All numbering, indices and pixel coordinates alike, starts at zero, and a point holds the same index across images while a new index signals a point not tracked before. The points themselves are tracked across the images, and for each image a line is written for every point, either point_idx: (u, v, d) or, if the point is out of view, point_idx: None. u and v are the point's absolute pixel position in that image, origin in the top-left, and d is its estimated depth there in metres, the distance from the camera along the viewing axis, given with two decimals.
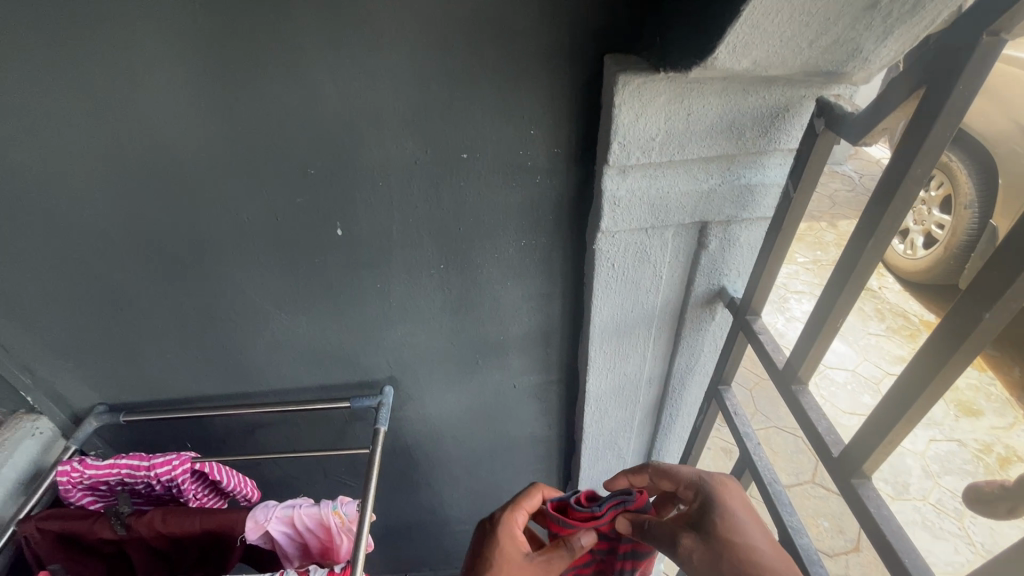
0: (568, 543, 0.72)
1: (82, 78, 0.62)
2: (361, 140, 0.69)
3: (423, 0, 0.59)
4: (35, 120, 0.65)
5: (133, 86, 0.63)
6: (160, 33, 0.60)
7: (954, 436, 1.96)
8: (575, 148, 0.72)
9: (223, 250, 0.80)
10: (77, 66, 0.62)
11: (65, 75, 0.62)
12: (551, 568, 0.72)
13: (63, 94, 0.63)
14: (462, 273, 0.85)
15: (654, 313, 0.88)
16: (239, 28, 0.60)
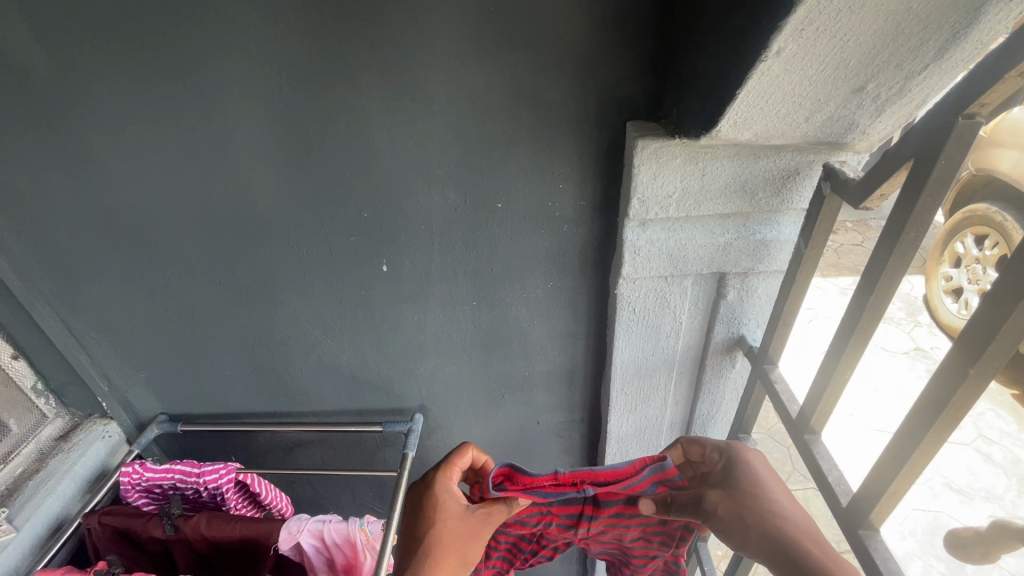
0: (509, 500, 0.70)
1: (184, 134, 0.75)
2: (409, 190, 0.79)
3: (469, 75, 0.68)
4: (144, 167, 0.79)
5: (224, 140, 0.75)
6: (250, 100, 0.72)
7: (1016, 513, 1.82)
8: (600, 201, 0.79)
9: (283, 280, 0.90)
10: (182, 124, 0.74)
11: (172, 132, 0.75)
12: (493, 519, 0.70)
13: (168, 147, 0.76)
14: (492, 310, 0.92)
15: (674, 357, 0.91)
16: (313, 95, 0.71)
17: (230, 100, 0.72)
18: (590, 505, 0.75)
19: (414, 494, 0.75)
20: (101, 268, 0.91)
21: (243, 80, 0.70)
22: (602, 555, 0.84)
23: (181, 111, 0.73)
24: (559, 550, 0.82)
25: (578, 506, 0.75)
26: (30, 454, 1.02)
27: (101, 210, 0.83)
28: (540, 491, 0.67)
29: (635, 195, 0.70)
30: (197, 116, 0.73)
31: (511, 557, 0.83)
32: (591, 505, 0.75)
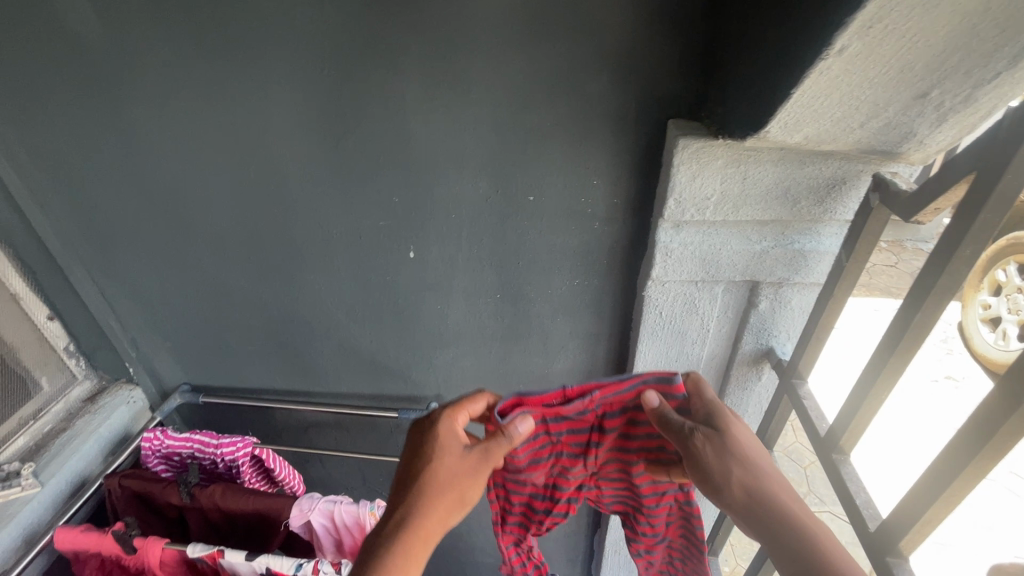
0: (508, 430, 0.61)
1: (225, 110, 0.76)
2: (442, 178, 0.78)
3: (510, 64, 0.67)
4: (184, 140, 0.80)
5: (263, 117, 0.76)
6: (290, 79, 0.72)
7: None
8: (634, 201, 0.77)
9: (311, 261, 0.91)
10: (223, 100, 0.75)
11: (213, 107, 0.76)
12: (490, 459, 0.62)
13: (209, 122, 0.77)
14: (516, 305, 0.91)
15: (698, 365, 0.89)
16: (353, 77, 0.71)
17: (272, 79, 0.72)
18: (596, 432, 0.65)
19: (414, 435, 0.66)
20: (138, 237, 0.93)
21: (286, 58, 0.70)
22: (617, 507, 0.72)
23: (224, 87, 0.74)
24: (575, 504, 0.69)
25: (586, 432, 0.65)
26: (59, 413, 1.05)
27: (141, 180, 0.85)
28: (546, 406, 0.63)
29: (671, 196, 0.69)
30: (239, 93, 0.74)
31: (526, 522, 0.71)
32: (600, 429, 0.65)
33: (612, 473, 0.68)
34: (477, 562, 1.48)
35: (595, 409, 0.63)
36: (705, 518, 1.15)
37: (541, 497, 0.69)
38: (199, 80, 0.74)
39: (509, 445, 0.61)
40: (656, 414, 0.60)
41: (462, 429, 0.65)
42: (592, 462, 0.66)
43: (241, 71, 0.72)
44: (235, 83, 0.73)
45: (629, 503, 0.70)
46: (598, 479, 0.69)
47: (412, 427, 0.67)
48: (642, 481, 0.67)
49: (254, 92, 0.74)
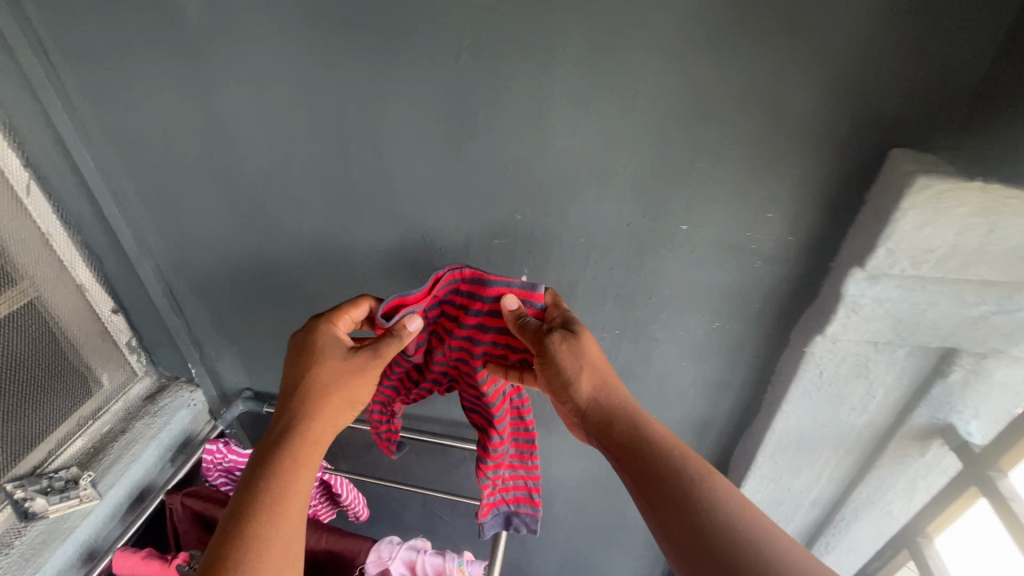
0: (398, 330, 0.65)
1: (334, 99, 0.64)
2: (578, 197, 0.66)
3: (699, 66, 0.54)
4: (280, 132, 0.69)
5: (378, 113, 0.64)
6: (417, 69, 0.60)
7: None
8: (814, 241, 0.63)
9: (406, 275, 0.80)
10: (334, 88, 0.64)
11: (320, 96, 0.65)
12: (369, 363, 0.66)
13: (313, 112, 0.66)
14: (636, 343, 0.79)
15: (850, 432, 0.75)
16: (495, 72, 0.58)
17: (396, 68, 0.60)
18: (478, 331, 0.68)
19: (293, 345, 0.69)
20: (216, 234, 0.84)
21: (416, 43, 0.58)
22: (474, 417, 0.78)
23: (337, 74, 0.62)
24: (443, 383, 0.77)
25: (469, 331, 0.69)
26: (118, 412, 0.98)
27: (228, 172, 0.75)
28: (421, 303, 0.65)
29: (884, 246, 0.55)
30: (354, 81, 0.63)
31: (398, 388, 0.77)
32: (451, 320, 0.69)
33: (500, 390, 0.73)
34: None
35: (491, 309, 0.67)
36: None
37: (411, 375, 0.76)
38: (308, 63, 0.62)
39: (401, 344, 0.65)
40: (513, 317, 0.66)
41: (344, 336, 0.69)
42: (448, 350, 0.71)
43: (359, 56, 0.60)
44: (351, 69, 0.62)
45: (481, 410, 0.76)
46: (461, 375, 0.74)
47: (292, 335, 0.69)
48: (487, 388, 0.71)
49: (371, 82, 0.62)
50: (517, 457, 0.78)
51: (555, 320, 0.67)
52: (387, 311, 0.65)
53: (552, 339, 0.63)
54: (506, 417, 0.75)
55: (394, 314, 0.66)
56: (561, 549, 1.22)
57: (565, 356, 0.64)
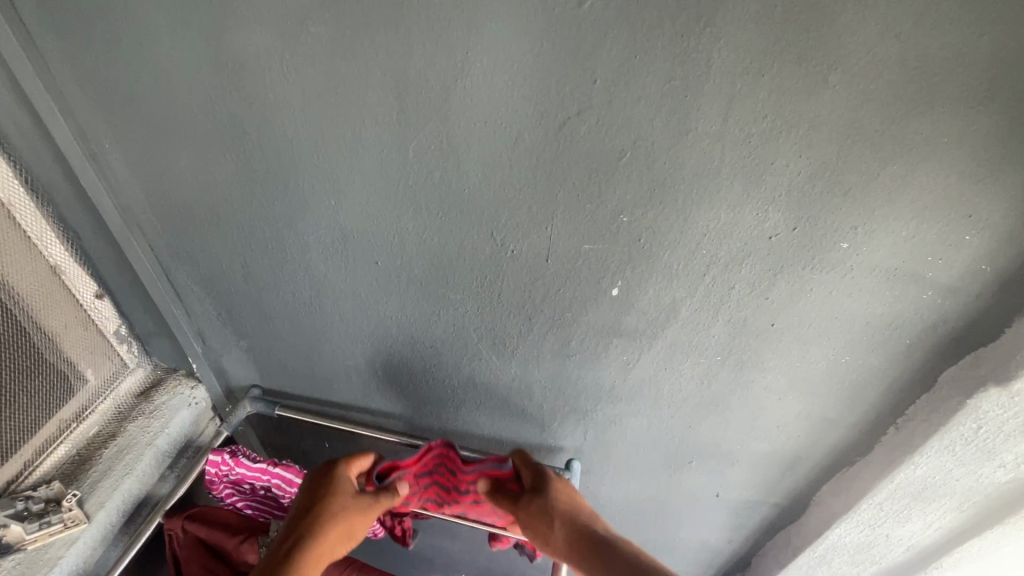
0: (388, 491, 0.66)
1: (399, 49, 0.48)
2: (711, 198, 0.51)
3: (932, 31, 0.39)
4: (321, 90, 0.53)
5: (458, 70, 0.48)
6: (522, 13, 0.44)
7: None
8: (1011, 272, 0.50)
9: (462, 279, 0.65)
10: (401, 34, 0.47)
11: (381, 44, 0.48)
12: (381, 502, 0.65)
13: (368, 65, 0.50)
14: (739, 372, 0.65)
15: (983, 488, 0.64)
16: (635, 23, 0.42)
17: (493, 10, 0.44)
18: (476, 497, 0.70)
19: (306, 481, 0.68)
20: (226, 213, 0.67)
21: None
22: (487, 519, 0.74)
23: (409, 15, 0.46)
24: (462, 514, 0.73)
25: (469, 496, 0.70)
26: (106, 412, 0.83)
27: (246, 138, 0.59)
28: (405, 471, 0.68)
29: None
30: (431, 26, 0.46)
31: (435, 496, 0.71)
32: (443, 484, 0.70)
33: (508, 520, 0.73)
34: None
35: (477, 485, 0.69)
36: None
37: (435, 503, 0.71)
38: None
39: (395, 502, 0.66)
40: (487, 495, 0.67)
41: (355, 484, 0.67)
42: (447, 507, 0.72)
43: None
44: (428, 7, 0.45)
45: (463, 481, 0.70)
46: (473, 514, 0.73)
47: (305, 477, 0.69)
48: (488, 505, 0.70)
49: (455, 27, 0.46)
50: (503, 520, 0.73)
51: (528, 483, 0.66)
52: (382, 470, 0.68)
53: (524, 508, 0.63)
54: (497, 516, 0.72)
55: (389, 473, 0.68)
56: None
57: (534, 522, 0.62)
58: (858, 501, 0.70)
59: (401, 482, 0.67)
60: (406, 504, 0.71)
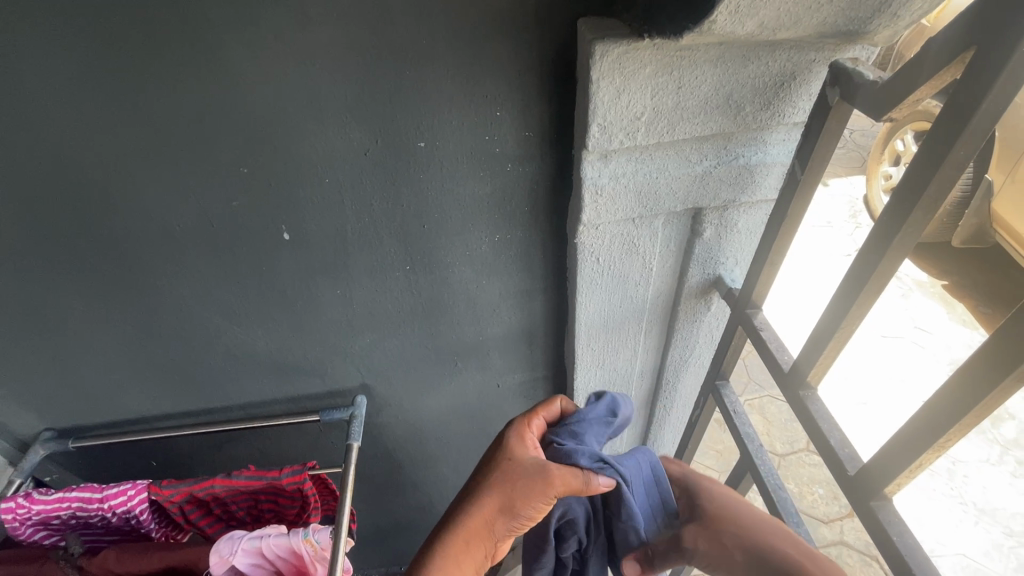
0: (203, 487, 0.82)
1: None
2: (304, 133, 0.61)
3: None
4: None
5: (7, 66, 0.54)
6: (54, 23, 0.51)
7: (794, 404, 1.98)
8: (548, 130, 0.63)
9: (158, 261, 0.72)
10: None
11: None
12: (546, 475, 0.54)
13: None
14: (431, 274, 0.77)
15: (643, 306, 0.80)
16: (151, 19, 0.52)
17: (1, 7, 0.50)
18: (268, 493, 0.84)
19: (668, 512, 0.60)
20: None
21: None
22: (259, 514, 0.88)
23: None
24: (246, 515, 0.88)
25: (257, 493, 0.84)
26: None
27: None
28: (213, 482, 0.82)
29: (595, 124, 0.55)
30: None
31: (225, 505, 0.86)
32: (235, 488, 0.83)
33: (275, 514, 0.88)
34: None
35: (265, 486, 0.83)
36: (664, 447, 1.14)
37: (225, 503, 0.85)
38: None
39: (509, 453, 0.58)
40: (276, 488, 0.82)
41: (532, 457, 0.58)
42: (239, 504, 0.86)
43: None
44: None
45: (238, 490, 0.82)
46: (259, 509, 0.87)
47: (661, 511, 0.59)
48: (265, 499, 0.85)
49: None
50: (274, 510, 0.87)
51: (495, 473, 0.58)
52: (202, 482, 0.82)
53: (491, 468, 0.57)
54: (266, 509, 0.87)
55: (204, 484, 0.82)
56: (454, 483, 1.28)
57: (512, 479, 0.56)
58: (574, 349, 0.85)
59: (206, 484, 0.82)
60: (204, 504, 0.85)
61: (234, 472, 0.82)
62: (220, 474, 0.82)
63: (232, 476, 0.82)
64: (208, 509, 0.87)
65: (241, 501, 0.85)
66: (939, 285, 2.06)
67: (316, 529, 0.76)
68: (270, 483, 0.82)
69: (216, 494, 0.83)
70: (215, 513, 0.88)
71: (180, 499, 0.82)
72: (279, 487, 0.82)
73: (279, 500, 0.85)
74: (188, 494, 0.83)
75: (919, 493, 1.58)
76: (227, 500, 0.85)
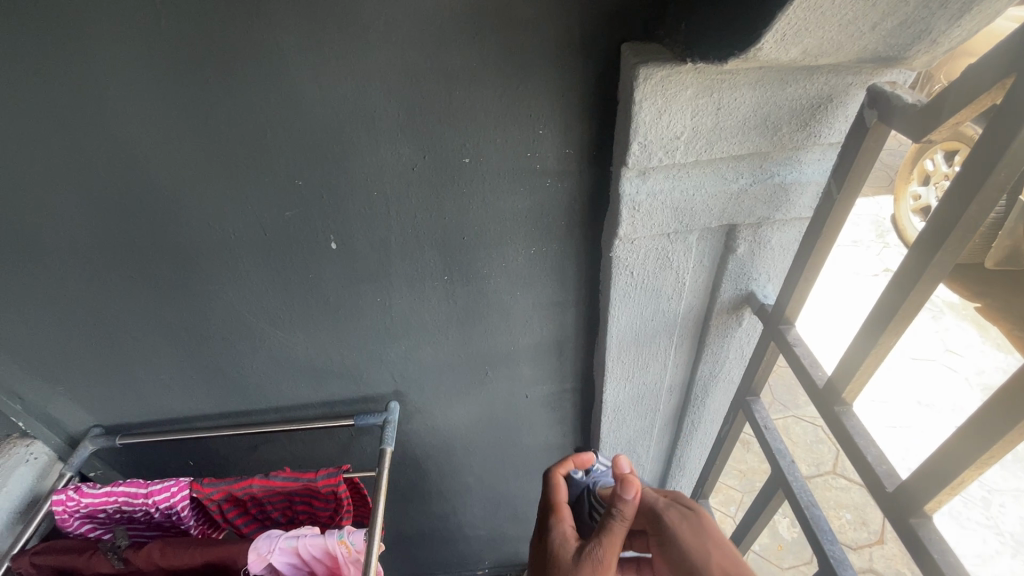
0: (241, 486, 0.84)
1: (60, 93, 0.59)
2: (357, 147, 0.64)
3: (420, 5, 0.54)
4: (18, 141, 0.63)
5: (95, 84, 0.58)
6: (138, 46, 0.56)
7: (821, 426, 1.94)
8: (589, 148, 0.66)
9: (212, 266, 0.76)
10: (55, 82, 0.58)
11: (49, 95, 0.59)
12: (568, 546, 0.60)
13: (43, 112, 0.60)
14: (468, 285, 0.80)
15: (674, 320, 0.81)
16: (224, 42, 0.56)
17: (93, 33, 0.55)
18: (303, 494, 0.87)
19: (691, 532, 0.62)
20: None
21: (126, 15, 0.54)
22: (293, 514, 0.90)
23: (49, 64, 0.57)
24: (280, 514, 0.91)
25: (292, 494, 0.87)
26: None
27: None
28: (251, 482, 0.85)
29: (635, 143, 0.57)
30: (76, 74, 0.58)
31: (261, 505, 0.88)
32: (272, 488, 0.85)
33: (308, 515, 0.90)
34: (466, 537, 1.47)
35: (300, 487, 0.85)
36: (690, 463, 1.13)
37: (261, 503, 0.88)
38: (18, 60, 0.56)
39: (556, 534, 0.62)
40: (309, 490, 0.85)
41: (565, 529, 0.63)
42: (275, 504, 0.88)
43: (73, 46, 0.56)
44: (66, 60, 0.57)
45: (274, 490, 0.85)
46: (293, 510, 0.90)
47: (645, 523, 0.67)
48: (300, 500, 0.88)
49: (87, 68, 0.57)
50: (308, 510, 0.89)
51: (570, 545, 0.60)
52: (240, 482, 0.85)
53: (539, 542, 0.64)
54: (299, 509, 0.89)
55: (242, 484, 0.85)
56: (478, 493, 1.29)
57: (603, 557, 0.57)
58: (605, 360, 0.86)
59: (244, 483, 0.85)
60: (240, 503, 0.88)
61: (272, 472, 0.84)
62: (258, 474, 0.85)
63: (270, 477, 0.84)
64: (244, 508, 0.89)
65: (277, 501, 0.88)
66: (973, 308, 2.01)
67: (351, 530, 0.78)
68: (306, 484, 0.84)
69: (253, 493, 0.86)
70: (251, 512, 0.90)
71: (220, 498, 0.85)
72: (314, 488, 0.85)
73: (314, 501, 0.88)
74: (228, 493, 0.85)
75: (953, 521, 1.53)
76: (264, 499, 0.87)
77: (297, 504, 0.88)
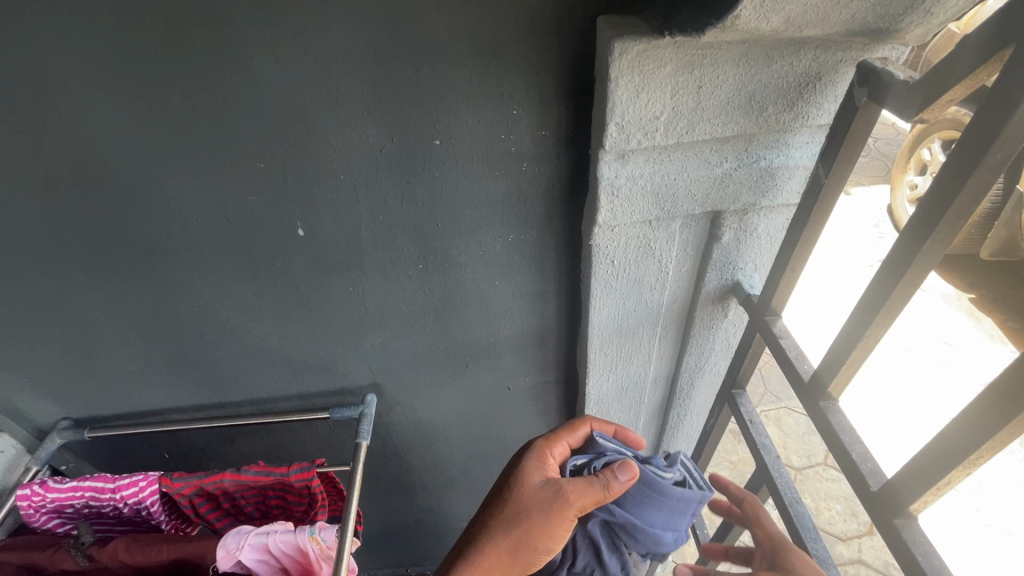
0: (211, 480, 0.82)
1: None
2: (321, 128, 0.61)
3: None
4: None
5: (35, 58, 0.55)
6: (80, 17, 0.52)
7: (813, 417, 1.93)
8: (566, 130, 0.62)
9: (174, 253, 0.72)
10: None
11: None
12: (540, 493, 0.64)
13: None
14: (443, 274, 0.77)
15: (658, 311, 0.79)
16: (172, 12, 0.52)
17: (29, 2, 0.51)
18: (276, 489, 0.84)
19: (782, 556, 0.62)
20: None
21: None
22: (267, 509, 0.88)
23: None
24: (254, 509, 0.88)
25: (265, 488, 0.84)
26: None
27: None
28: (222, 476, 0.82)
29: (612, 123, 0.54)
30: (14, 47, 0.54)
31: (234, 499, 0.86)
32: (243, 483, 0.83)
33: (282, 509, 0.88)
34: (453, 529, 1.45)
35: (273, 481, 0.82)
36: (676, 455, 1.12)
37: (233, 497, 0.86)
38: None
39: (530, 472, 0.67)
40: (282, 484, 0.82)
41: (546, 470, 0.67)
42: (247, 499, 0.86)
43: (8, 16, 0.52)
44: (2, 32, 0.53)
45: (246, 485, 0.83)
46: (267, 504, 0.87)
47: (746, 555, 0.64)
48: (273, 494, 0.85)
49: (25, 41, 0.53)
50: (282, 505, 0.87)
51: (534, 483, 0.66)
52: (210, 476, 0.82)
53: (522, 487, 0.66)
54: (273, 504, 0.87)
55: (212, 478, 0.82)
56: (462, 485, 1.27)
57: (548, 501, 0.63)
58: (587, 352, 0.84)
59: (214, 477, 0.82)
60: (212, 498, 0.85)
61: (243, 466, 0.82)
62: (229, 469, 0.82)
63: (242, 471, 0.82)
64: (216, 502, 0.87)
65: (250, 496, 0.86)
66: (967, 299, 2.00)
67: (322, 527, 0.75)
68: (279, 479, 0.82)
69: (225, 488, 0.83)
70: (224, 507, 0.88)
71: (190, 492, 0.83)
72: (287, 483, 0.82)
73: (287, 496, 0.85)
74: (198, 487, 0.83)
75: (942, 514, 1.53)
76: (235, 494, 0.85)
77: (271, 498, 0.86)
